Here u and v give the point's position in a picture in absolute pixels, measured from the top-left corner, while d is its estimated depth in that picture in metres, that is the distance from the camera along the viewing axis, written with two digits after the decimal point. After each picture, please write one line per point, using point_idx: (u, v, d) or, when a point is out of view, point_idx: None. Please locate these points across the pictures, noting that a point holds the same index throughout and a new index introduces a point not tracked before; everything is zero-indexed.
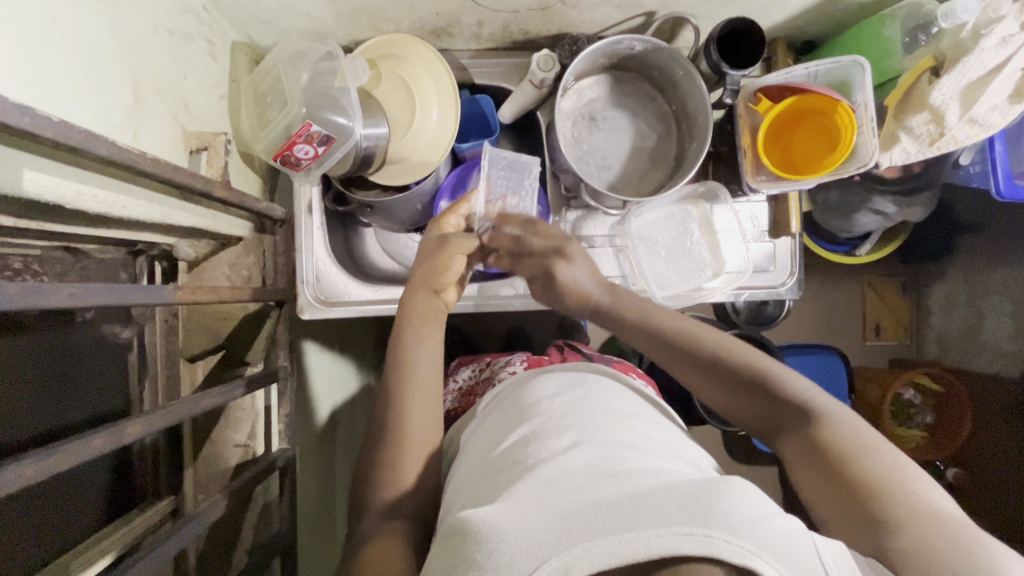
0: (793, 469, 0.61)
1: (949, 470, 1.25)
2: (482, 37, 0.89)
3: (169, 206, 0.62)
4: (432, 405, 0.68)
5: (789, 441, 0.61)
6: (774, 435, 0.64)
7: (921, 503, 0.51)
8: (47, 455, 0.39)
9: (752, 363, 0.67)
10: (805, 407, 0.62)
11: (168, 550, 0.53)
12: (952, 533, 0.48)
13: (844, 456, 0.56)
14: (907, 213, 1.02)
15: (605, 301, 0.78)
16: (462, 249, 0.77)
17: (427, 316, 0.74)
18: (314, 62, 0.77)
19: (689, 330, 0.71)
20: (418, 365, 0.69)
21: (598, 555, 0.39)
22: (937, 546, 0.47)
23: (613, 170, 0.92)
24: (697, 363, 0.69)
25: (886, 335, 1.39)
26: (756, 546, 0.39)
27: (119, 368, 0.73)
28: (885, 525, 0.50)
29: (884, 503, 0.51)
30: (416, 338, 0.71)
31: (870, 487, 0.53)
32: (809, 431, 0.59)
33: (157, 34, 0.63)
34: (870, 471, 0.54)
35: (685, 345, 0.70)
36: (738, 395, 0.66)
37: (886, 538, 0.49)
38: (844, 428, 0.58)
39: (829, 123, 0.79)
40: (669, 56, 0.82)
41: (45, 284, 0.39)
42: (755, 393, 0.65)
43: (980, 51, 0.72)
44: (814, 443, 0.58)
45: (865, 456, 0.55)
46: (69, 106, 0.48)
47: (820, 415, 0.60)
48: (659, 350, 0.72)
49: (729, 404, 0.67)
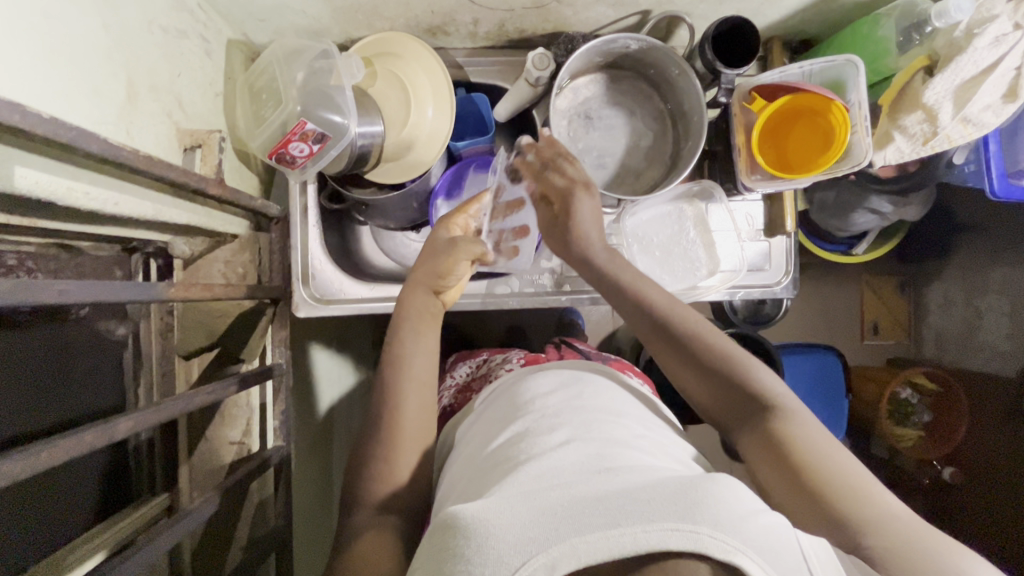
0: (750, 461, 0.61)
1: (945, 469, 1.23)
2: (478, 35, 0.89)
3: (163, 203, 0.62)
4: (426, 400, 0.68)
5: (752, 436, 0.61)
6: (737, 428, 0.64)
7: (885, 512, 0.52)
8: (38, 450, 0.40)
9: (730, 355, 0.66)
10: (771, 405, 0.61)
11: (160, 547, 0.54)
12: (913, 544, 0.49)
13: (805, 456, 0.56)
14: (902, 212, 1.02)
15: (601, 258, 0.75)
16: (467, 256, 0.75)
17: (425, 312, 0.73)
18: (309, 61, 0.77)
19: (675, 313, 0.69)
20: (414, 360, 0.70)
21: (584, 550, 0.40)
22: (897, 556, 0.49)
23: (609, 168, 0.92)
24: (678, 349, 0.68)
25: (883, 333, 1.39)
26: (741, 542, 0.40)
27: (114, 365, 0.73)
28: (849, 528, 0.51)
29: (850, 507, 0.52)
30: (414, 334, 0.71)
31: (836, 489, 0.53)
32: (772, 427, 0.59)
33: (152, 31, 0.63)
34: (834, 474, 0.54)
35: (670, 325, 0.69)
36: (709, 385, 0.65)
37: (859, 537, 0.50)
38: (810, 430, 0.58)
39: (823, 123, 0.79)
40: (664, 55, 0.82)
41: (37, 280, 0.39)
42: (725, 385, 0.64)
43: (972, 50, 0.72)
44: (776, 439, 0.58)
45: (827, 459, 0.56)
46: (61, 103, 0.49)
47: (791, 413, 0.60)
48: (644, 328, 0.70)
49: (698, 392, 0.67)
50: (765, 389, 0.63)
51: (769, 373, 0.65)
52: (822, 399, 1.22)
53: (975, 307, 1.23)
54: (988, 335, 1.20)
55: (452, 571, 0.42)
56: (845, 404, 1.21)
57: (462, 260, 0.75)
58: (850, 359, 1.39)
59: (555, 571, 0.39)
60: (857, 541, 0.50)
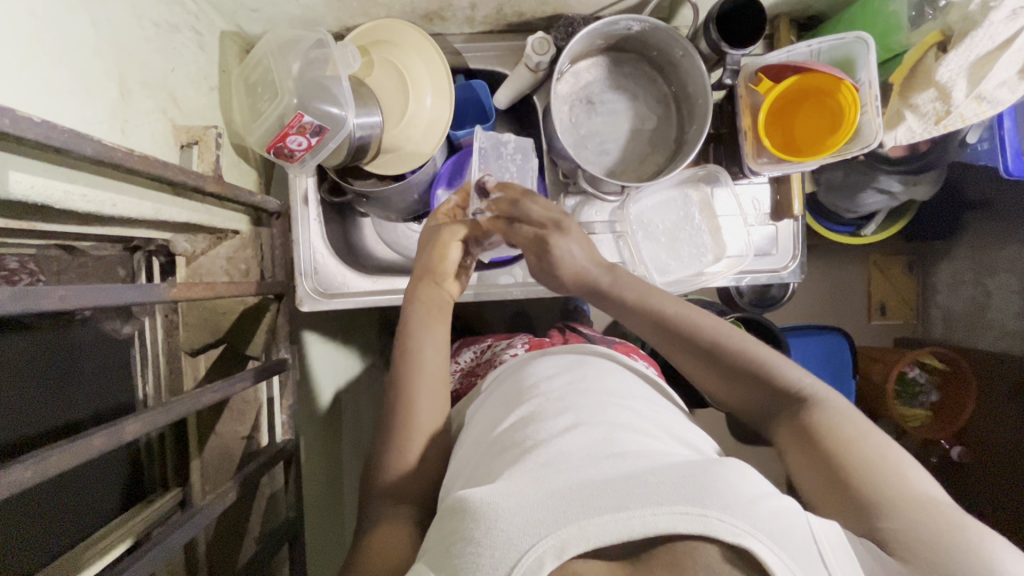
0: (788, 458, 0.60)
1: (954, 448, 1.21)
2: (475, 20, 0.87)
3: (160, 200, 0.61)
4: (439, 401, 0.67)
5: (782, 430, 0.61)
6: (769, 423, 0.63)
7: (912, 493, 0.50)
8: (45, 456, 0.40)
9: (750, 349, 0.66)
10: (802, 395, 0.61)
11: (176, 542, 0.54)
12: (937, 524, 0.48)
13: (836, 441, 0.55)
14: (913, 190, 1.00)
15: (605, 281, 0.74)
16: (462, 233, 0.75)
17: (432, 305, 0.73)
18: (305, 51, 0.76)
19: (690, 315, 0.69)
20: (427, 355, 0.69)
21: (591, 532, 0.40)
22: (918, 538, 0.47)
23: (613, 154, 0.90)
24: (699, 354, 0.67)
25: (892, 314, 1.38)
26: (750, 525, 0.40)
27: (122, 363, 0.73)
28: (877, 509, 0.50)
29: (875, 487, 0.51)
30: (423, 328, 0.71)
31: (869, 472, 0.52)
32: (804, 417, 0.59)
33: (142, 27, 0.61)
34: (861, 454, 0.54)
35: (688, 334, 0.68)
36: (734, 383, 0.65)
37: (878, 517, 0.49)
38: (840, 416, 0.58)
39: (832, 102, 0.77)
40: (668, 36, 0.80)
41: (34, 287, 0.39)
42: (755, 381, 0.64)
43: (989, 25, 0.68)
44: (808, 430, 0.58)
45: (861, 441, 0.55)
46: (52, 105, 0.48)
47: (818, 401, 0.60)
48: (662, 338, 0.70)
49: (725, 391, 0.66)
50: (790, 380, 0.63)
51: (790, 364, 0.64)
52: (830, 381, 1.21)
53: (986, 287, 1.22)
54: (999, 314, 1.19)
55: (462, 558, 0.42)
56: (853, 386, 1.21)
57: (454, 244, 0.75)
58: (858, 340, 1.39)
59: (565, 553, 0.40)
60: (884, 521, 0.49)
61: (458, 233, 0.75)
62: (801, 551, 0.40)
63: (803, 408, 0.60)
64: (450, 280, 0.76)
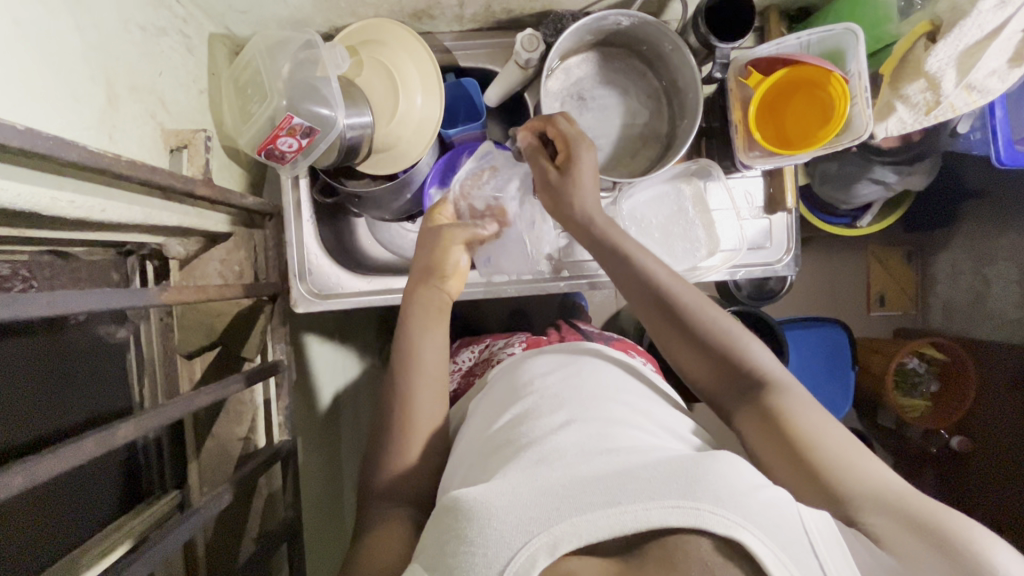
0: (745, 438, 0.60)
1: (953, 437, 1.21)
2: (464, 18, 0.86)
3: (151, 205, 0.62)
4: (436, 398, 0.67)
5: (744, 411, 0.61)
6: (731, 403, 0.63)
7: (884, 483, 0.51)
8: (38, 462, 0.40)
9: (725, 330, 0.66)
10: (767, 381, 0.61)
11: (172, 544, 0.54)
12: (920, 512, 0.48)
13: (803, 432, 0.55)
14: (907, 181, 1.00)
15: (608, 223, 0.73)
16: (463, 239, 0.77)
17: (432, 306, 0.72)
18: (294, 52, 0.76)
19: (676, 288, 0.68)
20: (425, 353, 0.69)
21: (585, 529, 0.41)
22: (907, 530, 0.47)
23: (604, 150, 0.90)
24: (678, 327, 0.67)
25: (891, 305, 1.38)
26: (742, 518, 0.40)
27: (118, 367, 0.73)
28: (854, 501, 0.50)
29: (848, 477, 0.52)
30: (422, 329, 0.70)
31: (837, 463, 0.53)
32: (768, 402, 0.59)
33: (129, 31, 0.62)
34: (831, 447, 0.54)
35: (669, 303, 0.67)
36: (705, 359, 0.65)
37: (863, 512, 0.50)
38: (805, 405, 0.58)
39: (822, 94, 0.76)
40: (658, 30, 0.80)
41: (20, 295, 0.39)
42: (724, 361, 0.64)
43: (977, 14, 0.67)
44: (771, 414, 0.58)
45: (825, 430, 0.56)
46: (38, 112, 0.48)
47: (783, 388, 0.61)
48: (644, 304, 0.69)
49: (693, 366, 0.66)
50: (759, 364, 0.63)
51: (762, 349, 0.65)
52: (828, 373, 1.21)
53: (985, 277, 1.21)
54: (999, 304, 1.18)
55: (457, 556, 0.42)
56: (852, 378, 1.20)
57: (455, 246, 0.76)
58: (858, 331, 1.38)
59: (557, 550, 0.40)
60: (861, 513, 0.50)
61: (461, 237, 0.77)
62: (793, 542, 0.40)
63: (766, 393, 0.60)
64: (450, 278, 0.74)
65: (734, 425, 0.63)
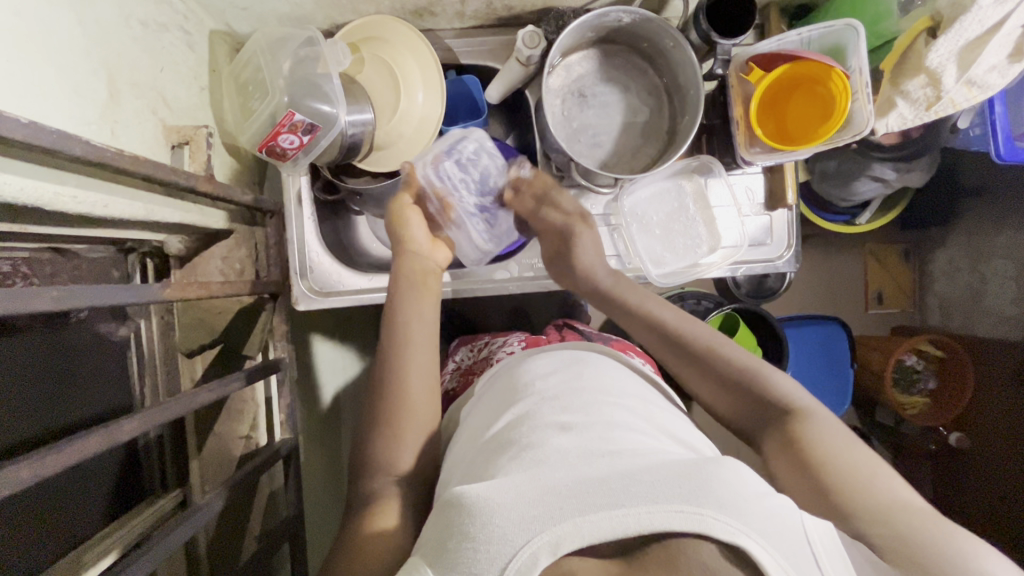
0: (770, 466, 0.60)
1: (952, 433, 1.21)
2: (465, 15, 0.86)
3: (152, 203, 0.61)
4: (431, 371, 0.69)
5: (768, 440, 0.61)
6: (757, 433, 0.63)
7: (895, 501, 0.52)
8: (39, 457, 0.39)
9: (743, 361, 0.67)
10: (790, 408, 0.61)
11: (175, 541, 0.54)
12: (928, 532, 0.48)
13: (819, 453, 0.56)
14: (906, 178, 1.00)
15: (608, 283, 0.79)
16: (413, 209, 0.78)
17: (416, 283, 0.74)
18: (295, 49, 0.75)
19: (686, 326, 0.71)
20: (414, 326, 0.70)
21: (587, 529, 0.40)
22: (906, 545, 0.48)
23: (605, 147, 0.90)
24: (692, 362, 0.69)
25: (889, 303, 1.38)
26: (744, 524, 0.40)
27: (119, 365, 0.73)
28: (860, 513, 0.51)
29: (856, 495, 0.52)
30: (412, 303, 0.72)
31: (852, 477, 0.53)
32: (789, 429, 0.59)
33: (130, 26, 0.61)
34: (847, 464, 0.54)
35: (679, 340, 0.70)
36: (726, 392, 0.66)
37: (865, 524, 0.50)
38: (826, 430, 0.58)
39: (823, 91, 0.77)
40: (659, 27, 0.80)
41: (24, 288, 0.39)
42: (744, 392, 0.65)
43: (977, 9, 0.68)
44: (791, 440, 0.58)
45: (844, 455, 0.55)
46: (35, 105, 0.47)
47: (805, 413, 0.60)
48: (657, 344, 0.72)
49: (717, 400, 0.68)
50: (782, 393, 0.63)
51: (784, 377, 0.65)
52: (827, 371, 1.21)
53: (983, 274, 1.22)
54: (995, 301, 1.19)
55: (460, 552, 0.42)
56: (852, 374, 1.21)
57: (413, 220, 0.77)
58: (857, 329, 1.38)
59: (559, 550, 0.40)
60: (864, 526, 0.50)
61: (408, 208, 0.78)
62: (793, 550, 0.40)
63: (787, 420, 0.61)
64: (432, 249, 0.77)
65: (761, 454, 0.62)
